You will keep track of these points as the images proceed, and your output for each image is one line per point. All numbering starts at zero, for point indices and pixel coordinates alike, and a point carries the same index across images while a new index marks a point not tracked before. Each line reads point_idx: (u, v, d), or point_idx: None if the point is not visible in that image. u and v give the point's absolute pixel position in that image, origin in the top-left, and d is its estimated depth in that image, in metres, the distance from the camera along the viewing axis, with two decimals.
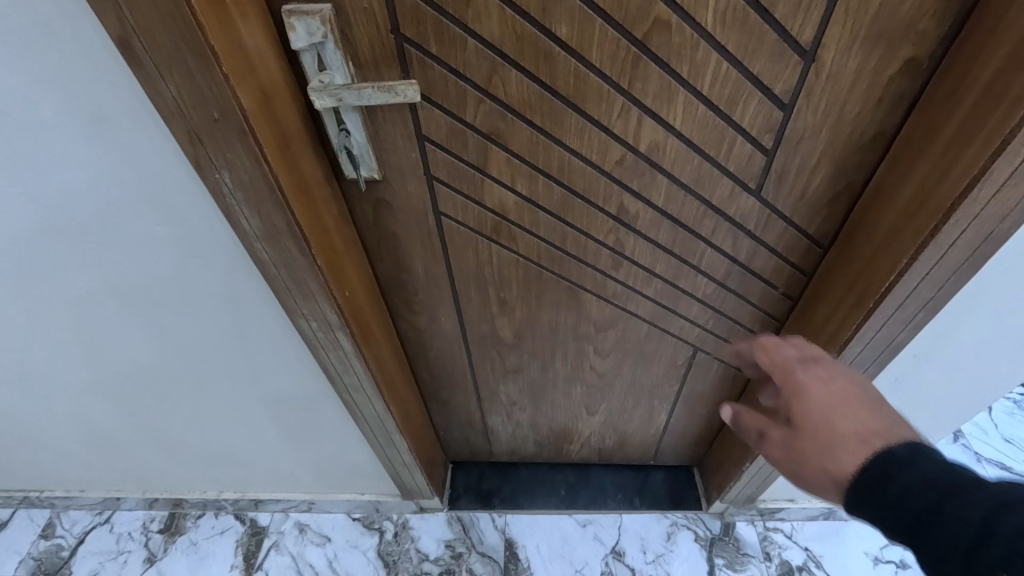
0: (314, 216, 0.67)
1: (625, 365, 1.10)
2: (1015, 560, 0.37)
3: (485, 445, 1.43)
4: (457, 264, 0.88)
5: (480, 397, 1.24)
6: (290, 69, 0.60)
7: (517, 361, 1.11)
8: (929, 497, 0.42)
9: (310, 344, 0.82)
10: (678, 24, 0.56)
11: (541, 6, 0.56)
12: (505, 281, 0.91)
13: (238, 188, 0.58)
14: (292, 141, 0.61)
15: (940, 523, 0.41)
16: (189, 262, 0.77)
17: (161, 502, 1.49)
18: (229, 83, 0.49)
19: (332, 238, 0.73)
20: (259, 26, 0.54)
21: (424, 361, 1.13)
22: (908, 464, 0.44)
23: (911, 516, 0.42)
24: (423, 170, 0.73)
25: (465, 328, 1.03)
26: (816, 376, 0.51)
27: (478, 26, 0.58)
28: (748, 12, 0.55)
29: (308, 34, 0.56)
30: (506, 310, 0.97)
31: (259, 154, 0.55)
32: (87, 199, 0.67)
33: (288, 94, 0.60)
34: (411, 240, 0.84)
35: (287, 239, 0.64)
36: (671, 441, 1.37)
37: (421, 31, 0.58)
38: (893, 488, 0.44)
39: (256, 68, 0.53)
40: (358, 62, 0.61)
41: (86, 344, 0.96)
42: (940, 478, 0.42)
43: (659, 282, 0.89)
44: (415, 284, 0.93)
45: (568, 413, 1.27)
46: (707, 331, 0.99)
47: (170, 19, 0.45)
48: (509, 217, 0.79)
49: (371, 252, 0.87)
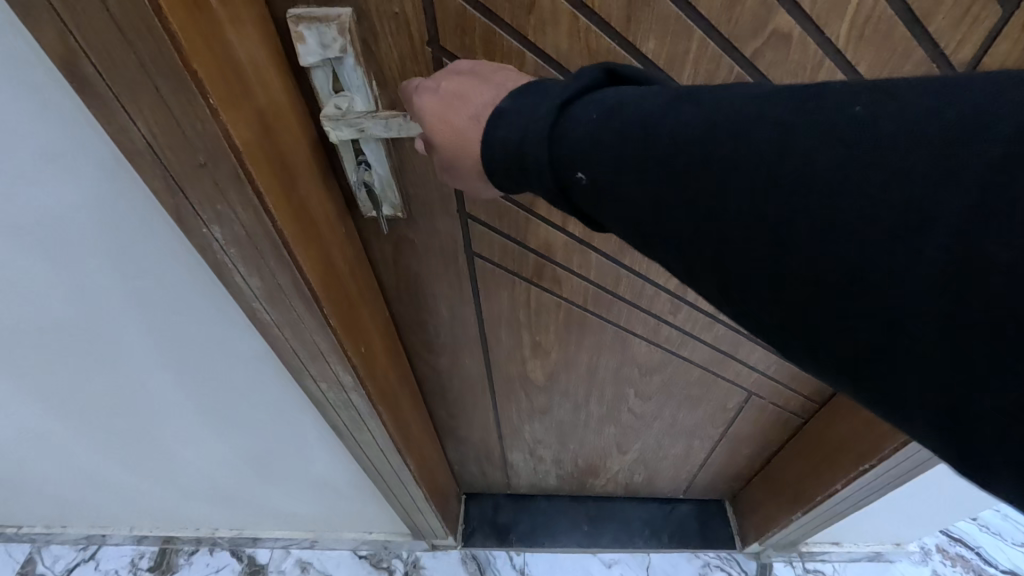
0: (326, 266, 0.54)
1: (668, 407, 0.99)
2: (580, 136, 0.34)
3: (503, 479, 1.32)
4: (489, 306, 0.76)
5: (502, 436, 1.13)
6: (297, 89, 0.48)
7: (546, 402, 1.00)
8: (519, 124, 0.37)
9: (319, 404, 0.70)
10: (801, 38, 0.45)
11: (625, 15, 0.44)
12: (542, 323, 0.79)
13: (233, 244, 0.46)
14: (299, 177, 0.48)
15: (530, 148, 0.36)
16: (169, 312, 0.65)
17: (150, 539, 1.37)
18: (220, 121, 0.36)
19: (347, 287, 0.60)
20: (257, 37, 0.41)
21: (441, 400, 1.02)
22: (506, 111, 0.38)
23: (510, 149, 0.37)
24: (457, 209, 0.61)
25: (490, 369, 0.91)
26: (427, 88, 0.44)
27: (542, 38, 0.46)
28: (896, 24, 0.43)
29: (321, 47, 0.44)
30: (539, 353, 0.86)
31: (258, 204, 0.42)
32: (39, 247, 0.55)
33: (295, 120, 0.47)
34: (436, 280, 0.72)
35: (292, 301, 0.52)
36: (704, 478, 1.27)
37: (465, 43, 0.46)
38: (500, 136, 0.37)
39: (254, 91, 0.40)
40: (382, 80, 0.48)
41: (56, 389, 0.84)
42: (529, 104, 0.37)
43: (721, 328, 0.78)
44: (437, 326, 0.81)
45: (598, 452, 1.17)
46: (766, 376, 0.89)
47: (133, 36, 0.32)
48: (554, 258, 0.67)
49: (389, 294, 0.75)
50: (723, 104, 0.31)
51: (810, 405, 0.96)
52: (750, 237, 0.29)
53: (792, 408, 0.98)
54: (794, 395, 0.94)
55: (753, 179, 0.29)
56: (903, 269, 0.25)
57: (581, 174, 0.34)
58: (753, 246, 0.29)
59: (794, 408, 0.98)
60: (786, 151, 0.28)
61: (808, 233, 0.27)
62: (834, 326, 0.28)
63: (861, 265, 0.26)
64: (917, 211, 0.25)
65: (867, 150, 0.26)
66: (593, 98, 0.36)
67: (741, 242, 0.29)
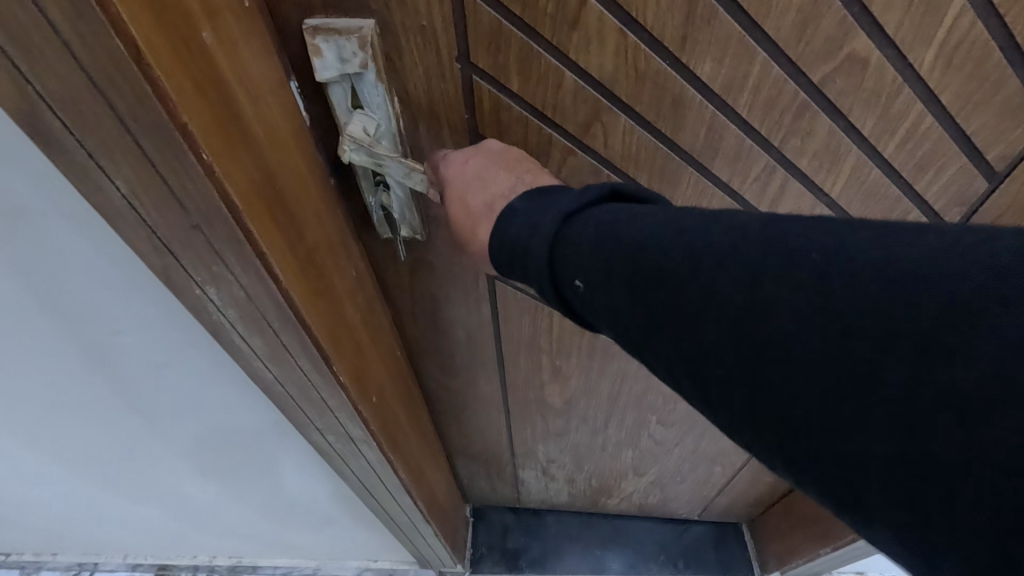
0: (335, 319, 0.48)
1: (692, 435, 0.94)
2: (579, 247, 0.35)
3: (513, 494, 1.27)
4: (508, 331, 0.70)
5: (513, 455, 1.08)
6: (311, 148, 0.44)
7: (563, 425, 0.94)
8: (524, 229, 0.37)
9: (326, 453, 0.65)
10: (878, 60, 0.39)
11: (681, 35, 0.39)
12: (564, 349, 0.74)
13: (232, 306, 0.40)
14: (307, 227, 0.42)
15: (534, 253, 0.36)
16: (156, 365, 0.59)
17: (145, 565, 1.31)
18: (217, 180, 0.30)
19: (358, 336, 0.54)
20: (261, 76, 0.35)
21: (451, 425, 0.97)
22: (518, 211, 0.39)
23: (511, 248, 0.38)
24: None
25: (506, 394, 0.86)
26: (454, 163, 0.44)
27: (585, 57, 0.40)
28: (992, 49, 0.38)
29: (339, 61, 0.39)
30: (558, 377, 0.80)
31: (262, 267, 0.36)
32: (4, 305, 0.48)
33: (311, 182, 0.43)
34: (454, 303, 0.66)
35: (298, 361, 0.46)
36: (722, 502, 1.22)
37: (500, 61, 0.41)
38: (505, 233, 0.38)
39: (255, 136, 0.34)
40: (405, 99, 0.43)
41: (35, 435, 0.77)
42: (539, 211, 0.38)
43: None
44: (455, 352, 0.75)
45: (614, 474, 1.12)
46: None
47: (106, 84, 0.25)
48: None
49: (405, 321, 0.69)
50: (713, 232, 0.31)
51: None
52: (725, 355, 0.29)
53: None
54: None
55: (727, 306, 0.29)
56: (872, 401, 0.25)
57: (578, 281, 0.35)
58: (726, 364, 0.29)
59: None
60: (758, 283, 0.28)
61: (776, 363, 0.28)
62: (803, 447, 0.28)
63: (834, 396, 0.26)
64: (885, 357, 0.25)
65: (832, 294, 0.26)
66: (597, 213, 0.36)
67: (718, 359, 0.29)
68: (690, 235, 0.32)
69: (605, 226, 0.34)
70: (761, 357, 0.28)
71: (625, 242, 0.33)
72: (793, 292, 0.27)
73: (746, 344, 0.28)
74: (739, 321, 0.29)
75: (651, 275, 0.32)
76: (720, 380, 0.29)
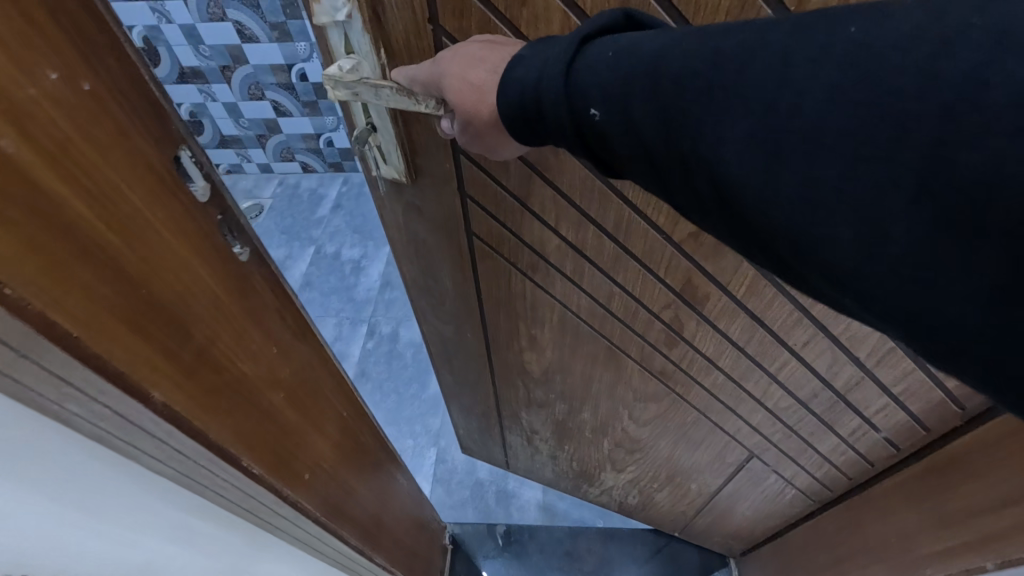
0: (244, 409, 0.43)
1: (665, 438, 1.05)
2: (592, 75, 0.41)
3: (502, 460, 1.47)
4: (487, 280, 0.88)
5: (502, 416, 1.26)
6: (204, 230, 0.38)
7: (543, 397, 1.11)
8: (534, 76, 0.44)
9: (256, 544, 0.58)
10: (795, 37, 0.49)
11: None
12: (538, 318, 0.91)
13: (99, 424, 0.33)
14: (197, 321, 0.37)
15: (546, 86, 0.43)
16: None
17: None
18: (26, 319, 0.25)
19: (281, 415, 0.49)
20: (116, 168, 0.30)
21: (454, 360, 1.15)
22: (524, 58, 0.46)
23: (530, 100, 0.44)
24: (457, 185, 0.73)
25: (491, 346, 1.02)
26: (452, 60, 0.52)
27: (534, 31, 0.55)
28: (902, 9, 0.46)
29: (333, 9, 0.54)
30: (535, 346, 0.98)
31: (105, 393, 0.31)
32: None
33: (195, 262, 0.36)
34: (438, 247, 0.85)
35: (195, 471, 0.40)
36: (703, 523, 1.29)
37: (462, 25, 0.56)
38: (516, 75, 0.45)
39: (106, 243, 0.29)
40: (389, 47, 0.58)
41: None
42: (544, 57, 0.44)
43: (720, 375, 0.85)
44: (446, 291, 0.95)
45: (595, 463, 1.25)
46: (768, 441, 0.93)
47: None
48: (547, 256, 0.78)
49: (402, 248, 0.91)
50: (727, 45, 0.35)
51: (823, 492, 0.97)
52: (740, 158, 0.33)
53: (800, 485, 0.99)
54: (800, 470, 0.95)
55: (750, 101, 0.33)
56: (883, 172, 0.29)
57: (593, 110, 0.41)
58: (740, 165, 0.33)
59: (800, 485, 0.99)
60: (783, 69, 0.33)
61: (793, 154, 0.32)
62: (813, 233, 0.32)
63: (850, 179, 0.30)
64: (900, 133, 0.29)
65: (857, 60, 0.30)
66: (619, 41, 0.41)
67: (736, 169, 0.34)
68: (705, 47, 0.36)
69: (627, 51, 0.40)
70: (782, 153, 0.32)
71: (649, 67, 0.38)
72: (813, 73, 0.32)
73: (762, 147, 0.33)
74: (759, 125, 0.33)
75: (671, 87, 0.37)
76: (732, 185, 0.34)
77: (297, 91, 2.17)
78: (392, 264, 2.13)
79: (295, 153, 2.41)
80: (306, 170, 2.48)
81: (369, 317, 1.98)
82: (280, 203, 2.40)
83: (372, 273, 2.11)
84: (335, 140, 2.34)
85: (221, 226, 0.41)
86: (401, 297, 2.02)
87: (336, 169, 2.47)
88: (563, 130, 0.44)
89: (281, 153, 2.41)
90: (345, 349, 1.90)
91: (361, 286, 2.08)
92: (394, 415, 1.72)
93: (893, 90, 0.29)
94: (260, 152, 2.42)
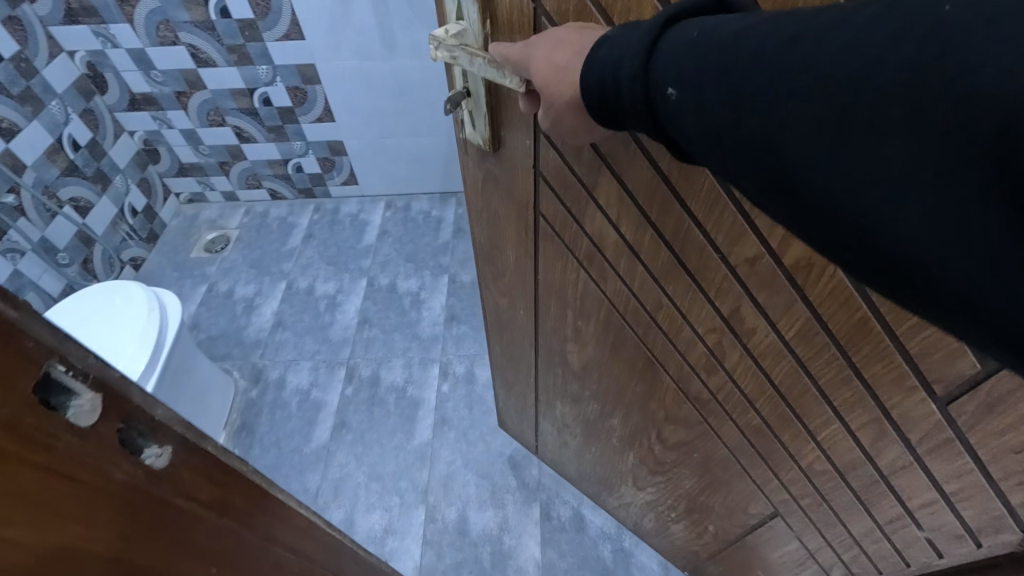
0: None
1: (689, 469, 0.98)
2: (675, 54, 0.36)
3: (533, 441, 1.48)
4: (544, 273, 0.85)
5: (538, 400, 1.23)
6: (99, 469, 0.28)
7: (577, 391, 1.06)
8: (615, 49, 0.39)
9: None
10: None
11: None
12: (583, 311, 0.86)
13: None
14: None
15: (626, 72, 0.38)
16: None
17: None
18: None
19: None
20: None
21: (500, 335, 1.11)
22: (609, 37, 0.40)
23: (604, 81, 0.39)
24: (533, 163, 0.68)
25: (538, 327, 0.98)
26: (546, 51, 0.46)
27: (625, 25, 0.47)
28: None
29: None
30: (578, 339, 0.92)
31: None
32: None
33: (72, 536, 0.27)
34: (508, 222, 0.82)
35: None
36: (715, 569, 1.21)
37: (561, 7, 0.49)
38: (596, 56, 0.40)
39: None
40: (495, 21, 0.55)
41: None
42: (627, 35, 0.39)
43: (756, 419, 0.75)
44: (507, 266, 0.91)
45: (617, 473, 1.20)
46: (796, 502, 0.83)
47: None
48: (605, 252, 0.72)
49: (473, 214, 0.88)
50: (823, 21, 0.30)
51: None
52: (806, 146, 0.30)
53: (823, 561, 0.89)
54: (826, 545, 0.85)
55: (822, 85, 0.29)
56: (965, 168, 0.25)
57: (670, 88, 0.36)
58: (806, 153, 0.30)
59: (823, 562, 0.89)
60: (877, 48, 0.28)
61: (863, 138, 0.28)
62: (878, 227, 0.28)
63: (925, 172, 0.26)
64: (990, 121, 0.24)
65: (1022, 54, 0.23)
66: (698, 21, 0.36)
67: (800, 157, 0.30)
68: (789, 27, 0.31)
69: (709, 31, 0.35)
70: (847, 140, 0.29)
71: (728, 49, 0.34)
72: (910, 56, 0.27)
73: (828, 131, 0.29)
74: (830, 110, 0.29)
75: (747, 67, 0.33)
76: (793, 174, 0.31)
77: (261, 115, 2.01)
78: (371, 300, 1.99)
79: (261, 180, 2.25)
80: (274, 199, 2.32)
81: (347, 359, 1.85)
82: (247, 234, 2.24)
83: (348, 310, 1.97)
84: (305, 165, 2.18)
85: (125, 437, 0.29)
86: (380, 339, 1.89)
87: (307, 195, 2.31)
88: (632, 115, 0.39)
89: (245, 180, 2.25)
90: (322, 398, 1.77)
91: (335, 326, 1.94)
92: (377, 470, 1.60)
93: (1005, 73, 0.24)
94: (223, 180, 2.25)
